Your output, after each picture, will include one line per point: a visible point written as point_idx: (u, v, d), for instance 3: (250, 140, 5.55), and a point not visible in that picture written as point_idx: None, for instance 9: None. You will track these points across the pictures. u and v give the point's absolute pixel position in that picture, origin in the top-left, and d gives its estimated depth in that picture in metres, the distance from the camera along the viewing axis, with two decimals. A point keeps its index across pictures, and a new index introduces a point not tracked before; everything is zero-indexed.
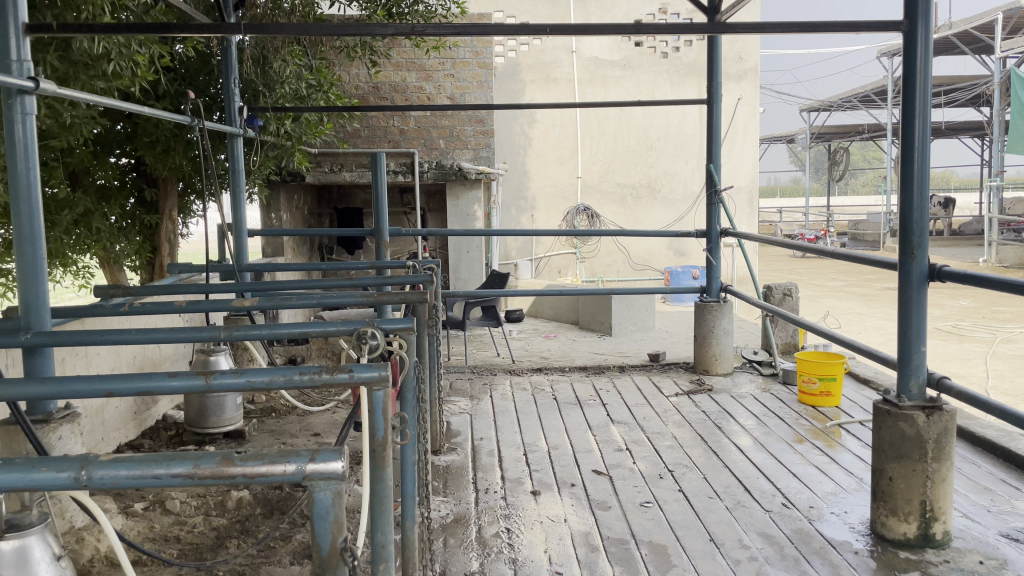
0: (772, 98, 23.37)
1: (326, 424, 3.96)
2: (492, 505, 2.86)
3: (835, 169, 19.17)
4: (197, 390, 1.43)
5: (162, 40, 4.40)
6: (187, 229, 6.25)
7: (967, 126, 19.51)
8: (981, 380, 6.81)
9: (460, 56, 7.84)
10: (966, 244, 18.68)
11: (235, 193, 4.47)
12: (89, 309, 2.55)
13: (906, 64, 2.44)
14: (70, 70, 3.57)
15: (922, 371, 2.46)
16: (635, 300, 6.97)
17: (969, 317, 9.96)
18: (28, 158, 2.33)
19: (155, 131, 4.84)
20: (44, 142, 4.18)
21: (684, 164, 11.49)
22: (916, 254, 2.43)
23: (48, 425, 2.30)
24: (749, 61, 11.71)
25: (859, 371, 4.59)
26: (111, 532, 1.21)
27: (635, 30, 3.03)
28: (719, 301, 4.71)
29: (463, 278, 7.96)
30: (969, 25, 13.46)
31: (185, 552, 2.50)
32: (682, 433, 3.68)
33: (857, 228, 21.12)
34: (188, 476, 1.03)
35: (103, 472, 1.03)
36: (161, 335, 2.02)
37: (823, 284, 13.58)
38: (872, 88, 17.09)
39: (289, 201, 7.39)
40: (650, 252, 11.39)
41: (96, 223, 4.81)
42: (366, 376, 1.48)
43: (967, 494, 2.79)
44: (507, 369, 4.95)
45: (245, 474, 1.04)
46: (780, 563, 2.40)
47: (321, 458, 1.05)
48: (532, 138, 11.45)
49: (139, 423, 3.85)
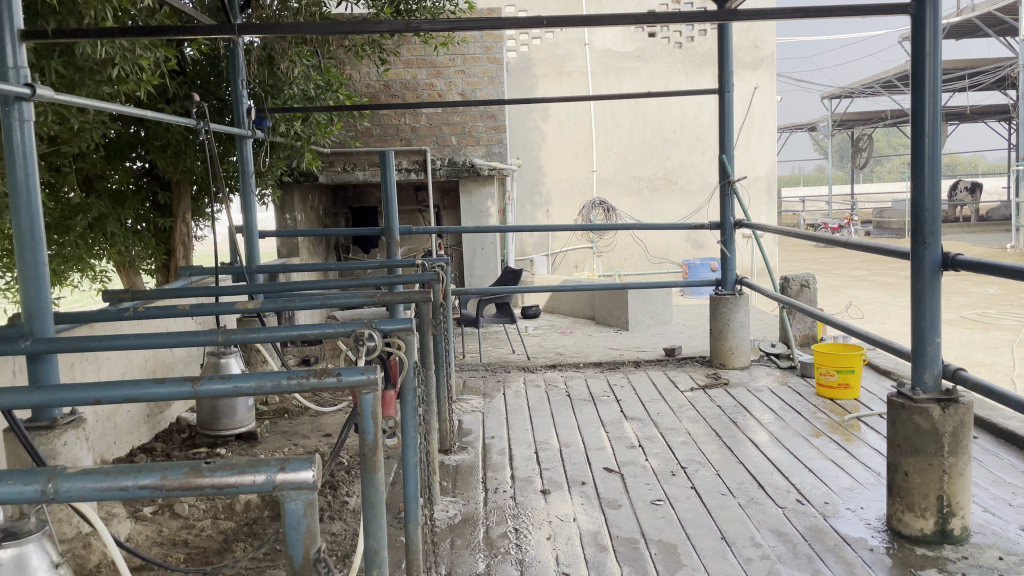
0: (792, 85, 23.10)
1: (337, 424, 3.97)
2: (501, 505, 2.83)
3: (857, 156, 18.87)
4: (185, 397, 1.45)
5: (168, 45, 4.41)
6: (202, 232, 6.27)
7: (992, 109, 19.11)
8: (1007, 368, 6.66)
9: (470, 52, 7.80)
10: (994, 229, 18.30)
11: (245, 194, 4.46)
12: (93, 314, 2.56)
13: (915, 44, 2.35)
14: (76, 76, 3.61)
15: (937, 363, 2.38)
16: (653, 295, 6.90)
17: (995, 304, 9.75)
18: (28, 165, 2.33)
19: (165, 134, 4.89)
20: (56, 148, 4.20)
21: (701, 156, 11.37)
22: (929, 241, 2.36)
23: (52, 432, 2.31)
24: (765, 49, 11.56)
25: (879, 362, 4.50)
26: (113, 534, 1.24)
27: (638, 19, 2.96)
28: (734, 293, 4.63)
29: (478, 275, 7.97)
30: (993, 7, 13.15)
31: (191, 557, 2.50)
32: (696, 429, 3.62)
33: (881, 215, 20.76)
34: (156, 488, 1.00)
35: (71, 485, 1.00)
36: (158, 339, 2.00)
37: (846, 274, 13.39)
38: (895, 74, 16.81)
39: (303, 201, 7.41)
40: (668, 245, 11.30)
41: (110, 227, 4.84)
42: (354, 380, 1.45)
43: (986, 487, 2.72)
44: (521, 366, 4.91)
45: (214, 485, 1.00)
46: (793, 561, 2.34)
47: (291, 467, 1.03)
48: (546, 133, 11.38)
49: (152, 426, 3.88)
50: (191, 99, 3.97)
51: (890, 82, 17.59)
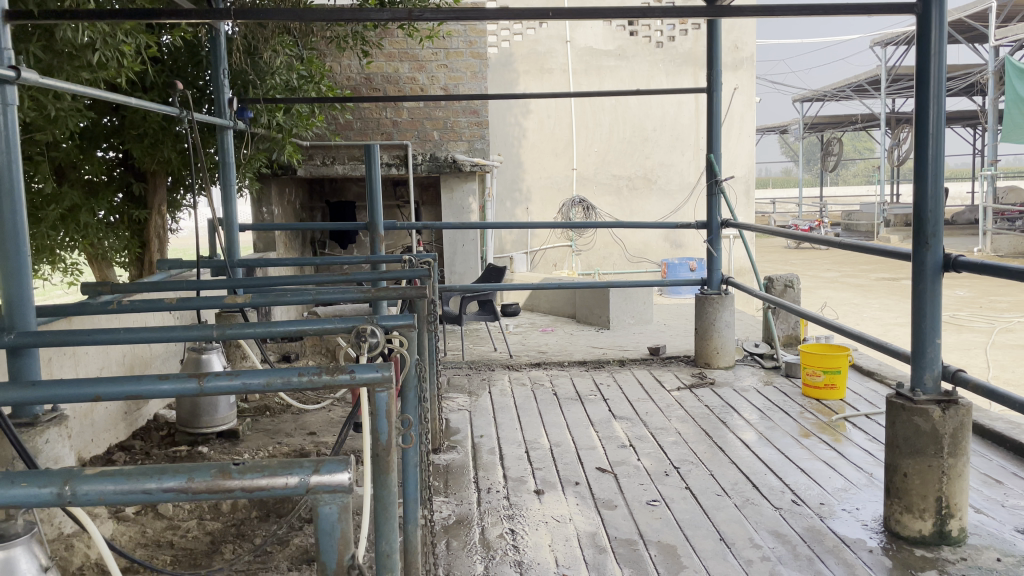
0: (767, 87, 23.34)
1: (322, 423, 3.88)
2: (495, 505, 2.78)
3: (827, 159, 19.14)
4: (190, 394, 1.37)
5: (148, 31, 4.31)
6: (176, 224, 6.14)
7: (960, 115, 19.50)
8: (982, 371, 6.77)
9: (453, 46, 7.72)
10: (962, 234, 18.63)
11: (226, 187, 4.34)
12: (76, 308, 2.45)
13: (919, 48, 2.35)
14: (54, 61, 3.48)
15: (937, 364, 2.39)
16: (634, 294, 6.92)
17: (966, 307, 9.93)
18: (11, 151, 2.22)
19: (143, 124, 4.77)
20: (28, 135, 4.03)
21: (680, 156, 11.41)
22: (930, 243, 2.36)
23: (34, 428, 2.22)
24: (745, 50, 11.64)
25: (862, 363, 4.54)
26: (100, 540, 1.13)
27: (641, 13, 2.90)
28: (720, 293, 4.63)
29: (458, 272, 7.93)
30: (963, 14, 13.40)
31: (177, 559, 2.42)
32: (685, 429, 3.61)
33: (851, 218, 21.04)
34: (182, 491, 0.94)
35: (89, 487, 0.94)
36: (153, 334, 1.90)
37: (819, 275, 13.57)
38: (866, 78, 17.10)
39: (280, 194, 7.30)
40: (647, 244, 11.32)
41: (84, 217, 4.69)
42: (368, 377, 1.39)
43: (979, 488, 2.74)
44: (505, 364, 4.87)
45: (243, 488, 0.95)
46: (793, 563, 2.33)
47: (326, 469, 0.98)
48: (526, 129, 11.33)
49: (130, 423, 3.77)
50: (174, 87, 3.82)
51: (860, 86, 17.88)
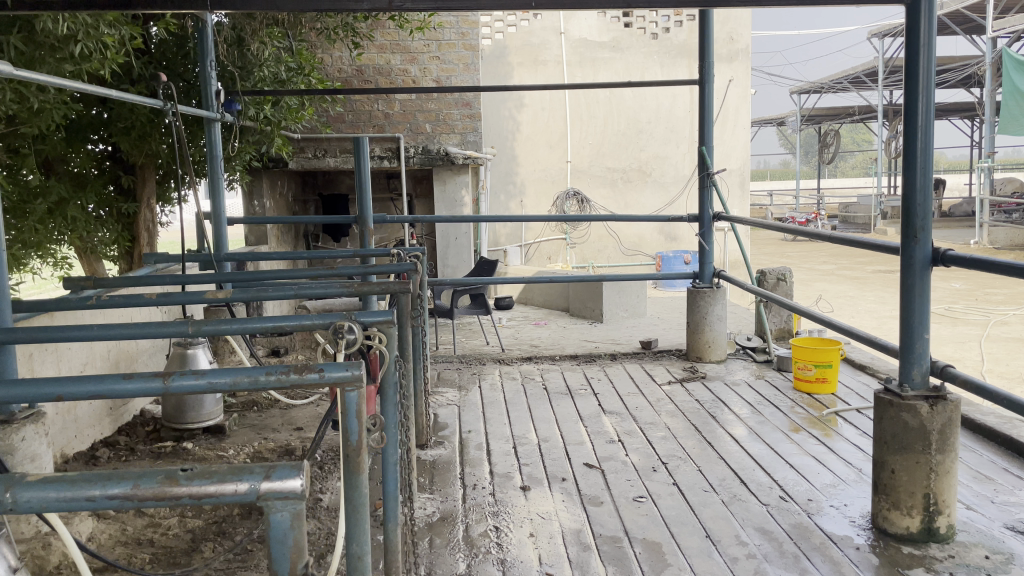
0: (764, 78, 23.23)
1: (309, 418, 3.86)
2: (480, 502, 2.75)
3: (824, 151, 19.10)
4: (154, 392, 1.34)
5: (133, 22, 4.26)
6: (166, 218, 6.09)
7: (957, 107, 19.45)
8: (976, 364, 6.75)
9: (446, 38, 7.66)
10: (957, 226, 18.62)
11: (212, 180, 4.29)
12: (54, 303, 2.41)
13: (909, 40, 2.31)
14: (36, 53, 3.43)
15: (925, 359, 2.36)
16: (628, 287, 6.91)
17: (961, 299, 9.91)
18: None
19: (130, 116, 4.73)
20: (13, 128, 3.96)
21: (675, 148, 11.40)
22: (919, 237, 2.33)
23: (10, 426, 2.18)
24: (740, 42, 11.58)
25: (855, 357, 4.52)
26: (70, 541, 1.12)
27: None
28: (712, 287, 4.60)
29: (451, 265, 7.91)
30: (961, 5, 13.35)
31: (157, 558, 2.39)
32: (675, 424, 3.59)
33: (846, 211, 21.08)
34: (127, 498, 0.91)
35: (31, 495, 0.91)
36: (125, 330, 1.85)
37: (815, 268, 13.57)
38: (863, 68, 17.04)
39: (272, 187, 7.26)
40: (641, 237, 11.36)
41: (72, 211, 4.65)
42: (337, 376, 1.36)
43: (968, 484, 2.71)
44: (496, 358, 4.83)
45: (191, 495, 0.92)
46: (779, 560, 2.31)
47: (277, 475, 0.95)
48: (520, 122, 11.28)
49: (115, 418, 3.74)
50: (159, 79, 3.77)
51: (857, 77, 17.84)
